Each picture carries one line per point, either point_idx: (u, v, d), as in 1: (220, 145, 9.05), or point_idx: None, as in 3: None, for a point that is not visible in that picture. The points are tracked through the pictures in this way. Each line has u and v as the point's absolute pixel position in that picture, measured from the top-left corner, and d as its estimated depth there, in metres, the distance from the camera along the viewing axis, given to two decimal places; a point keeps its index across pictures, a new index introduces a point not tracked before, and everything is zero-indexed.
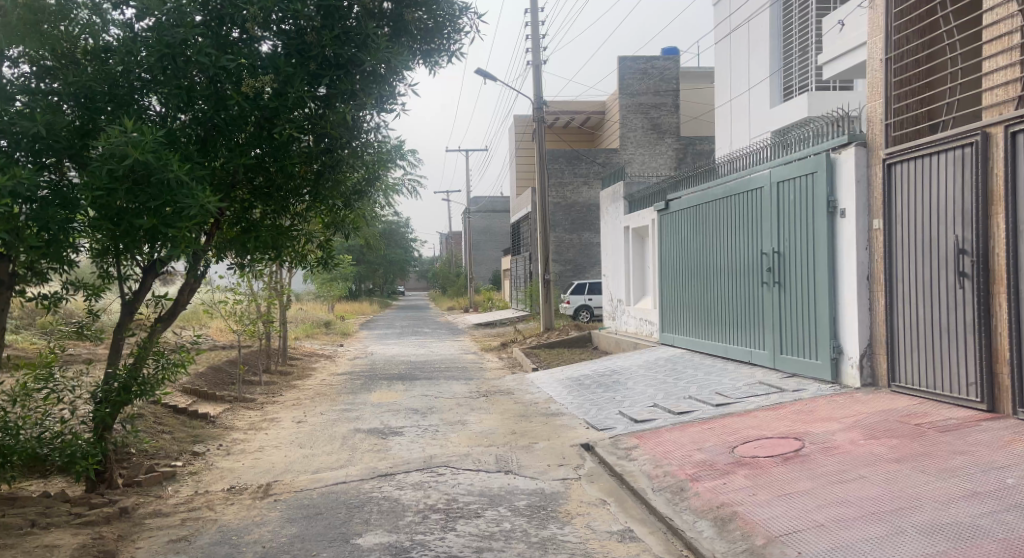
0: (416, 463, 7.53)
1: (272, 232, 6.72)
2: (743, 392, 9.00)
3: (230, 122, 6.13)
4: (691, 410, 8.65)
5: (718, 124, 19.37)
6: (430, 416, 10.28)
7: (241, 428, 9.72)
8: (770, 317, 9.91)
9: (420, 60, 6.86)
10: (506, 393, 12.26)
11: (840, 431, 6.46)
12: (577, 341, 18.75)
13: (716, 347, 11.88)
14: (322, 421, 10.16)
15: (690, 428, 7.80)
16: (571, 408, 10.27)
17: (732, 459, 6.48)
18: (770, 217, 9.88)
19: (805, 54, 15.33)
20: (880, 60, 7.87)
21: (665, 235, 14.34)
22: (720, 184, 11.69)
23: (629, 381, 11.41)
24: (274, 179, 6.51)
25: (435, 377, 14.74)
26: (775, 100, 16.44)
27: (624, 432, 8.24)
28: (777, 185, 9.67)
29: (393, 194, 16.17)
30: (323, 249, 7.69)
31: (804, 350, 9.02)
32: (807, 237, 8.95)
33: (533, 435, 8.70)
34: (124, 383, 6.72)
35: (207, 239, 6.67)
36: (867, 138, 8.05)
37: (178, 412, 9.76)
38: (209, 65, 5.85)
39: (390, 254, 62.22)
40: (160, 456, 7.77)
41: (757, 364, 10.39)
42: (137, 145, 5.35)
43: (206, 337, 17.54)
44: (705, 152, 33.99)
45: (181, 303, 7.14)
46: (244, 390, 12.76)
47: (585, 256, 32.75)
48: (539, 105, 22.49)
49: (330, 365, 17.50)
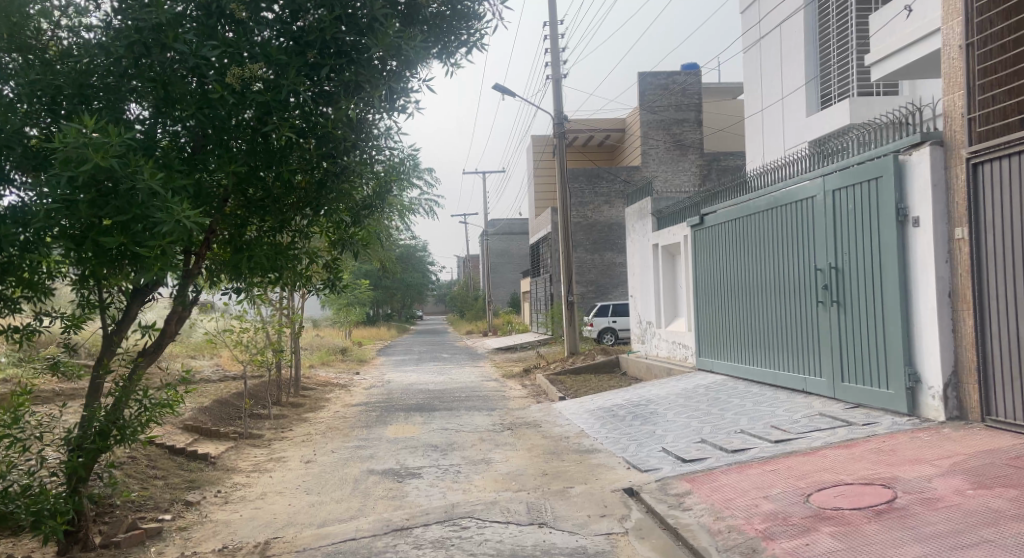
0: (437, 515, 6.58)
1: (270, 251, 5.84)
2: (804, 425, 7.98)
3: (216, 124, 5.20)
4: (746, 447, 7.63)
5: (748, 136, 18.48)
6: (451, 454, 9.33)
7: (243, 471, 8.82)
8: (827, 341, 8.94)
9: (437, 53, 6.07)
10: (533, 426, 11.27)
11: (941, 479, 5.48)
12: (604, 367, 17.74)
13: (760, 374, 10.92)
14: (333, 461, 9.23)
15: (750, 470, 6.78)
16: (607, 443, 9.26)
17: (810, 510, 5.48)
18: (824, 230, 8.92)
19: (844, 58, 14.43)
20: (959, 48, 7.00)
21: (699, 251, 13.39)
22: (763, 195, 10.74)
23: (668, 411, 10.41)
24: (271, 191, 5.66)
25: (455, 407, 13.77)
26: (812, 107, 15.54)
27: (672, 474, 7.23)
28: (832, 194, 8.72)
29: (407, 214, 15.33)
30: (330, 270, 6.85)
31: (871, 378, 8.02)
32: (870, 251, 8.00)
33: (568, 478, 7.73)
34: (103, 428, 5.84)
35: (197, 261, 5.91)
36: (944, 136, 7.12)
37: (174, 453, 8.88)
38: (188, 56, 4.96)
39: (409, 278, 61.68)
40: (147, 508, 6.86)
41: (812, 393, 9.38)
42: (100, 148, 4.38)
43: (216, 369, 16.72)
44: (729, 168, 33.02)
45: (169, 336, 6.26)
46: (250, 425, 11.89)
47: (609, 277, 31.78)
48: (558, 121, 21.67)
49: (345, 395, 16.61)
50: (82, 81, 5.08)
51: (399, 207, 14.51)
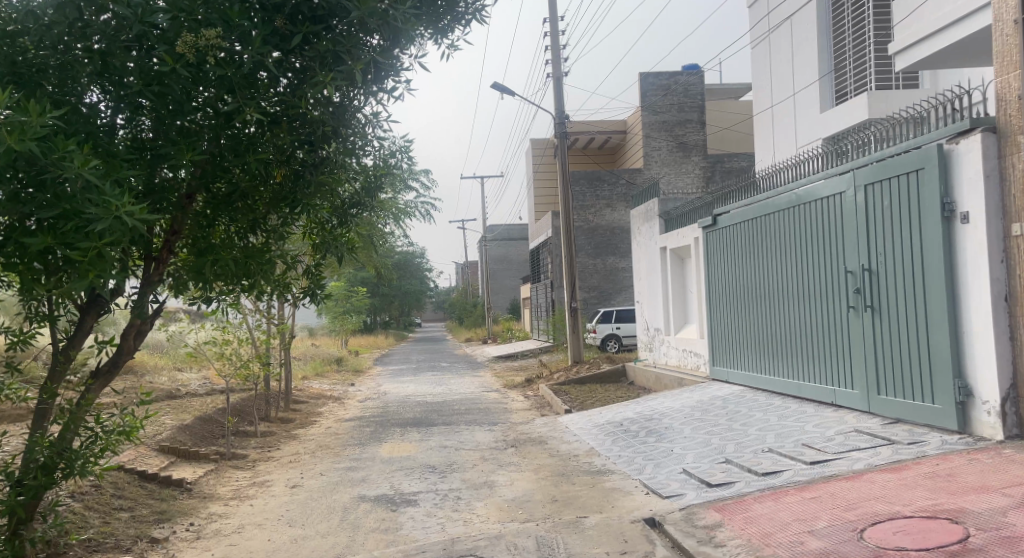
0: (433, 553, 5.80)
1: (240, 255, 5.09)
2: (840, 444, 7.20)
3: (169, 104, 4.42)
4: (778, 469, 6.84)
5: (757, 134, 17.71)
6: (450, 477, 8.54)
7: (221, 499, 8.04)
8: (859, 350, 8.18)
9: (428, 28, 5.38)
10: (538, 443, 10.48)
11: (1018, 512, 4.71)
12: (610, 376, 16.96)
13: (781, 385, 10.18)
14: (321, 486, 8.44)
15: (787, 498, 6.00)
16: (620, 464, 8.48)
17: (867, 549, 4.70)
18: (855, 230, 8.17)
19: (860, 50, 13.70)
20: (1013, 23, 6.29)
21: (713, 254, 12.64)
22: (784, 192, 10.00)
23: (684, 426, 9.63)
24: (237, 182, 4.91)
25: (454, 422, 12.98)
26: (826, 103, 14.76)
27: (698, 502, 6.45)
28: (863, 190, 7.97)
29: (402, 217, 14.55)
30: (311, 276, 6.09)
31: (911, 390, 7.27)
32: (907, 251, 7.25)
33: (580, 506, 6.95)
34: (49, 460, 5.08)
35: (157, 267, 5.17)
36: (997, 122, 6.40)
37: (145, 479, 8.11)
38: (133, 23, 4.19)
39: (406, 286, 60.85)
40: (106, 548, 6.08)
41: (842, 406, 8.63)
42: (16, 129, 3.64)
43: (204, 383, 15.98)
44: (734, 170, 32.30)
45: (126, 352, 5.51)
46: (235, 444, 11.10)
47: (611, 282, 31.01)
48: (559, 120, 20.95)
49: (338, 409, 15.79)
50: (17, 59, 4.35)
51: (393, 210, 13.78)
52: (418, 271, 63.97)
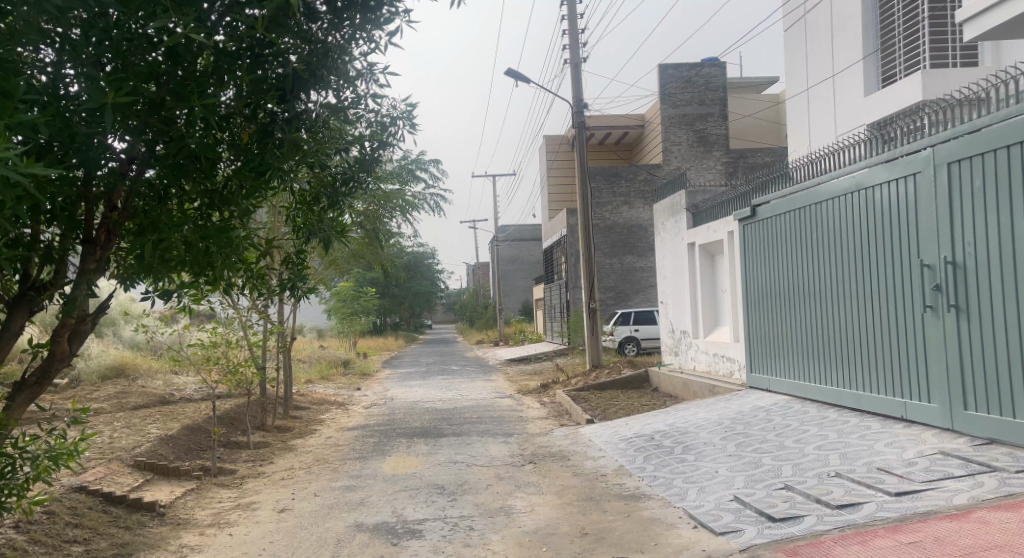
0: None
1: (194, 237, 3.97)
2: (928, 470, 6.01)
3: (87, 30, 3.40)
4: (858, 502, 5.66)
5: (790, 121, 16.51)
6: (460, 500, 7.43)
7: (197, 526, 6.95)
8: (938, 357, 7.01)
9: None
10: (559, 460, 9.34)
11: None
12: (632, 382, 15.78)
13: (835, 395, 9.00)
14: (314, 510, 7.36)
15: (878, 541, 4.84)
16: (658, 489, 7.31)
17: None
18: (932, 216, 7.04)
19: (912, 25, 12.52)
20: None
21: (750, 250, 11.48)
22: (838, 178, 8.87)
23: (728, 442, 8.44)
24: (187, 139, 3.85)
25: (466, 432, 11.86)
26: (870, 87, 13.59)
27: (763, 542, 5.28)
28: (945, 170, 6.84)
29: (410, 209, 13.40)
30: (293, 265, 4.99)
31: (1011, 405, 6.11)
32: (1004, 241, 6.13)
33: (615, 542, 5.80)
34: None
35: (92, 251, 4.07)
36: None
37: (112, 503, 7.06)
38: None
39: (417, 287, 59.79)
40: None
41: (916, 422, 7.44)
42: None
43: (199, 388, 14.93)
44: (757, 165, 31.08)
45: (61, 358, 4.39)
46: (223, 458, 10.02)
47: (629, 282, 29.86)
48: (578, 109, 19.78)
49: (341, 416, 14.68)
50: None
51: (399, 201, 12.64)
52: (429, 271, 62.94)
